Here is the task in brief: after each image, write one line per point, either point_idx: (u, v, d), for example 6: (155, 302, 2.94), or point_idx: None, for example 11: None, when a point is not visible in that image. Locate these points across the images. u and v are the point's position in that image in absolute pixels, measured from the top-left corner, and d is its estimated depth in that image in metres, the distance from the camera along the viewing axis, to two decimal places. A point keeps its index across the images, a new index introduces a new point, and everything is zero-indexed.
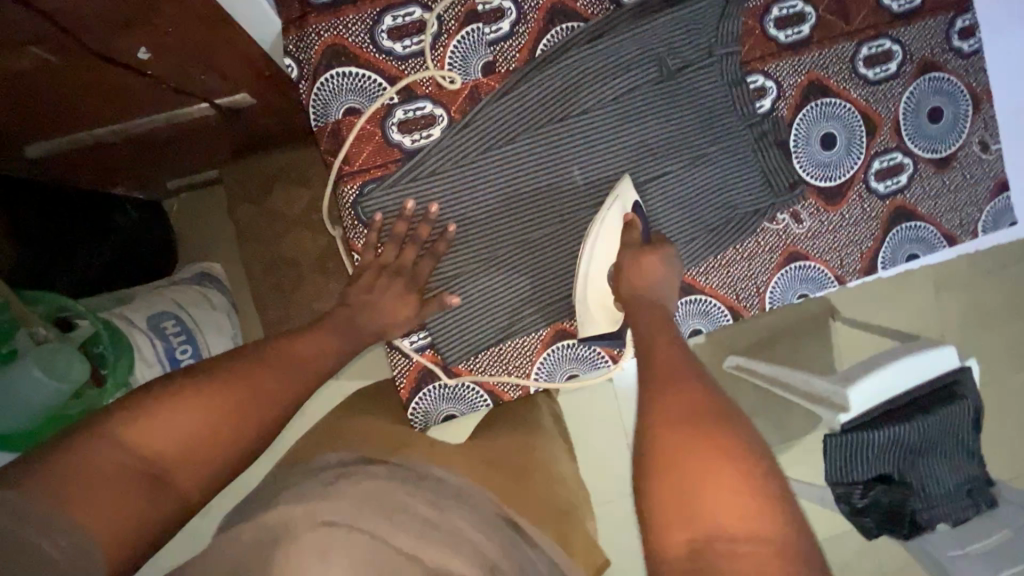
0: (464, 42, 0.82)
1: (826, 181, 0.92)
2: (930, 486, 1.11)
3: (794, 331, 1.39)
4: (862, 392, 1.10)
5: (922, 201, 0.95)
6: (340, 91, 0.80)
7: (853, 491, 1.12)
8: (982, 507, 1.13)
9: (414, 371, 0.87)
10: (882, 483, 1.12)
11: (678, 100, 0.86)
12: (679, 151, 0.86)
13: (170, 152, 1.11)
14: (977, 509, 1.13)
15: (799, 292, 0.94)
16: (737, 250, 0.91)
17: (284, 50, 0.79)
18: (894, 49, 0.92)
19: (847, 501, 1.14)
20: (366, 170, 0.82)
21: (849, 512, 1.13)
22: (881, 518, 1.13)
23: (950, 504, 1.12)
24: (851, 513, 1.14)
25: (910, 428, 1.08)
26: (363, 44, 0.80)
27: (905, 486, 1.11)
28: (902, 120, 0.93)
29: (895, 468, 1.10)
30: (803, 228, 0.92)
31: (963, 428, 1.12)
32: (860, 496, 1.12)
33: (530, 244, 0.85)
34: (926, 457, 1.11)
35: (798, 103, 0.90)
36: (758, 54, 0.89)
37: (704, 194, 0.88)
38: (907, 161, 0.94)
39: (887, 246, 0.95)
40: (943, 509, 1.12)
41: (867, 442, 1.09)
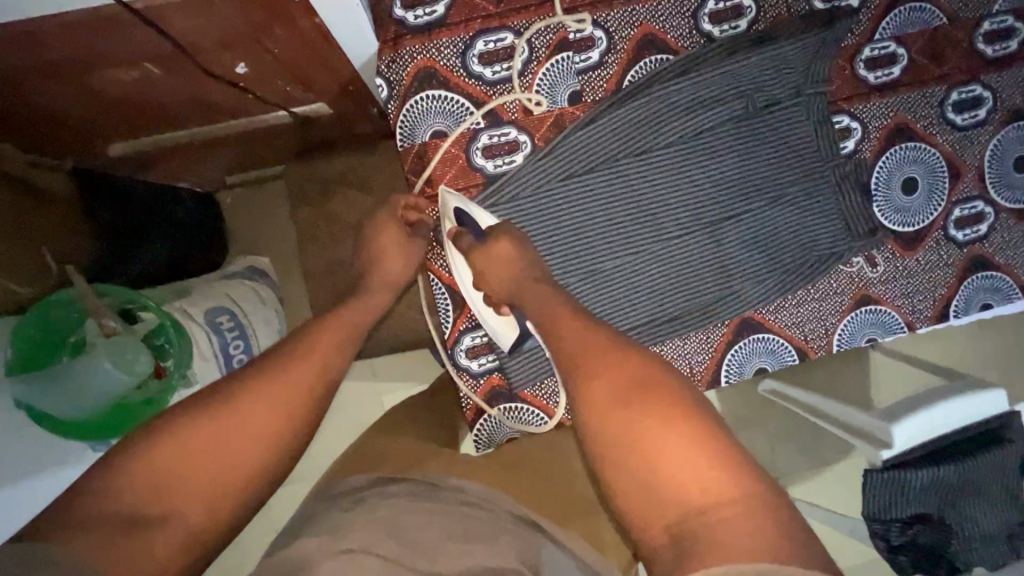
0: (553, 70, 0.82)
1: (903, 227, 0.91)
2: (969, 528, 1.09)
3: (835, 359, 1.38)
4: (907, 429, 1.08)
5: (1000, 250, 0.93)
6: (428, 113, 0.81)
7: (890, 529, 1.11)
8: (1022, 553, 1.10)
9: (481, 393, 0.88)
10: (922, 523, 1.10)
11: (762, 138, 0.85)
12: (758, 191, 0.86)
13: (241, 152, 1.13)
14: (1016, 554, 1.10)
15: (867, 336, 0.92)
16: (808, 291, 0.90)
17: (376, 70, 0.80)
18: (985, 95, 0.90)
19: (884, 538, 1.13)
20: (447, 192, 0.83)
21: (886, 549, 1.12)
22: (916, 557, 1.12)
23: (990, 548, 1.10)
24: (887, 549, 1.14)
25: (951, 470, 1.07)
26: (454, 68, 0.80)
27: (945, 527, 1.09)
28: (986, 168, 0.91)
29: (936, 509, 1.08)
30: (877, 271, 0.91)
31: (1005, 471, 1.10)
32: (898, 534, 1.11)
33: (603, 273, 0.85)
34: (967, 499, 1.09)
35: (883, 145, 0.89)
36: (846, 94, 0.88)
37: (781, 234, 0.87)
38: (988, 210, 0.92)
39: (961, 295, 0.93)
40: (982, 553, 1.09)
41: (907, 480, 1.07)
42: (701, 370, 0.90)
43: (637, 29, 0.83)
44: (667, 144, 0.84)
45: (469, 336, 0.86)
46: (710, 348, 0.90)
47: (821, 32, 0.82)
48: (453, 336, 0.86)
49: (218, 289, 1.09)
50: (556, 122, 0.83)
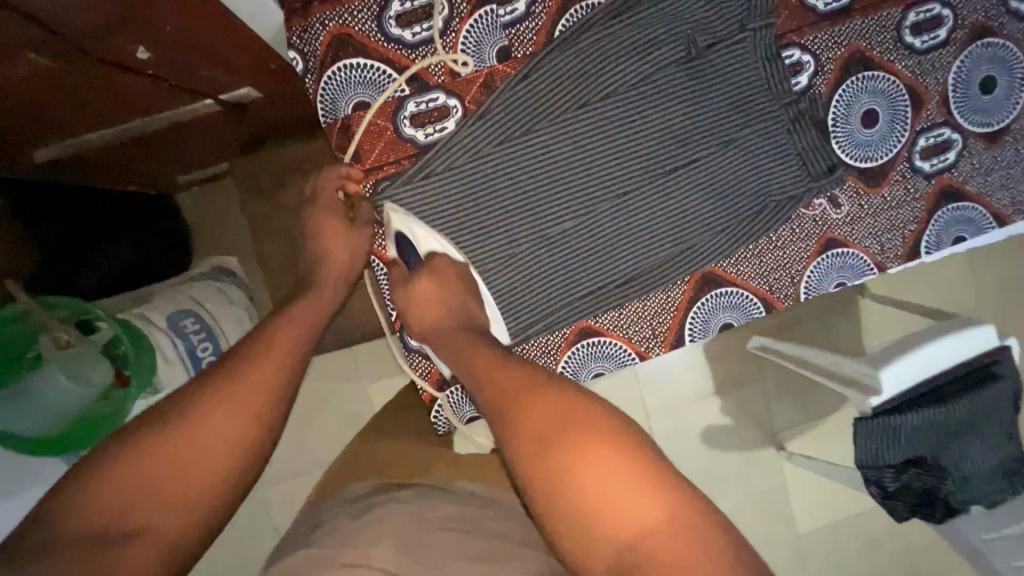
0: (477, 26, 0.76)
1: (866, 162, 0.86)
2: (964, 469, 1.06)
3: (819, 310, 1.34)
4: (897, 374, 1.05)
5: (971, 178, 0.89)
6: (348, 85, 0.75)
7: (883, 476, 1.07)
8: (1019, 488, 1.08)
9: (437, 372, 0.84)
10: (916, 467, 1.07)
11: (708, 80, 0.80)
12: (709, 135, 0.81)
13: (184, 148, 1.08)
14: (1013, 491, 1.08)
15: (836, 281, 0.89)
16: (771, 239, 0.86)
17: (287, 42, 0.74)
18: (944, 14, 0.84)
19: (879, 485, 1.09)
20: (378, 167, 0.78)
21: (882, 495, 1.08)
22: (914, 502, 1.09)
23: (986, 487, 1.07)
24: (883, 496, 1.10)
25: (945, 411, 1.03)
26: (370, 33, 0.74)
27: (938, 470, 1.06)
28: (950, 92, 0.86)
29: (931, 452, 1.06)
30: (841, 212, 0.87)
31: (1001, 410, 1.07)
32: (892, 480, 1.07)
33: (550, 240, 0.81)
34: (962, 441, 1.06)
35: (838, 78, 0.83)
36: (795, 25, 0.82)
37: (737, 179, 0.82)
38: (955, 137, 0.87)
39: (933, 228, 0.89)
40: (978, 492, 1.07)
41: (900, 426, 1.04)
42: (665, 331, 0.86)
43: None
44: (607, 95, 0.79)
45: None
46: (672, 307, 0.86)
47: None
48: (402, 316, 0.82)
49: (181, 292, 1.04)
50: (486, 82, 0.78)
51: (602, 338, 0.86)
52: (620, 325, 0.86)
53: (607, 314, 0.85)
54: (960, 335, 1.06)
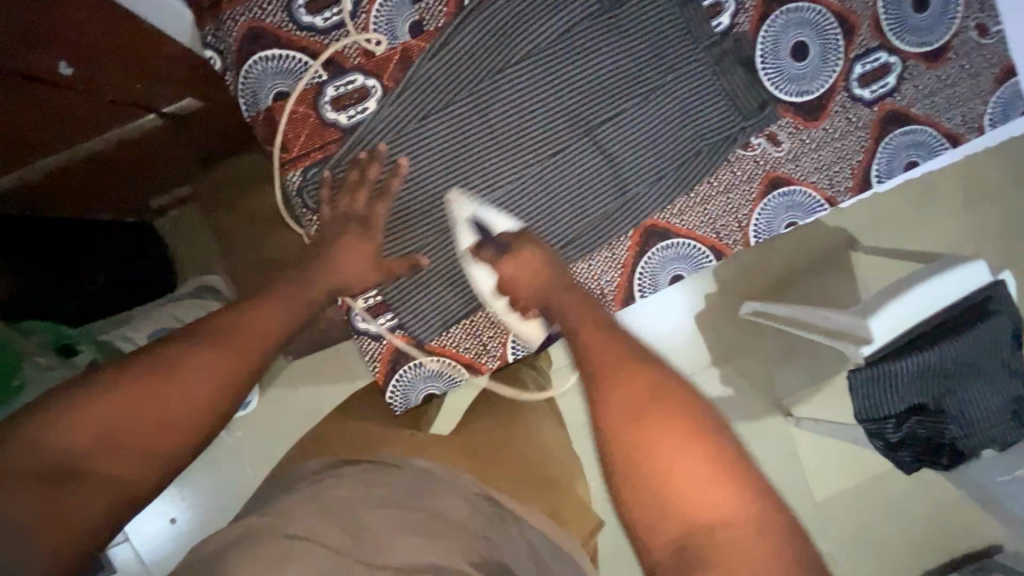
0: (386, 4, 0.77)
1: (802, 97, 0.84)
2: (970, 412, 0.95)
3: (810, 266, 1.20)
4: (889, 320, 0.94)
5: (915, 101, 0.86)
6: (266, 76, 0.76)
7: (885, 427, 0.96)
8: None
9: (387, 354, 0.83)
10: (917, 415, 0.96)
11: (622, 32, 0.79)
12: (633, 86, 0.80)
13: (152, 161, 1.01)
14: None
15: (786, 221, 0.86)
16: (712, 184, 0.84)
17: (202, 41, 0.75)
18: None
19: (882, 438, 0.98)
20: (305, 154, 0.78)
21: (885, 448, 0.98)
22: (919, 451, 0.98)
23: (996, 428, 0.96)
24: (886, 449, 1.00)
25: (941, 351, 0.92)
26: (283, 23, 0.76)
27: (941, 415, 0.95)
28: (882, 15, 0.84)
29: (930, 397, 0.94)
30: (782, 150, 0.85)
31: (1001, 345, 0.94)
32: (894, 431, 0.96)
33: (484, 208, 0.81)
34: (964, 381, 0.94)
35: (761, 13, 0.82)
36: None
37: (668, 125, 0.81)
38: (893, 60, 0.85)
39: (882, 155, 0.86)
40: (988, 435, 0.96)
41: (894, 374, 0.92)
42: (614, 290, 0.85)
43: None
44: (522, 58, 0.79)
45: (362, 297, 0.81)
46: (619, 265, 0.84)
47: None
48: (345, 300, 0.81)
49: (164, 313, 0.99)
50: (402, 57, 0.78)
51: None
52: None
53: None
54: (953, 275, 0.95)
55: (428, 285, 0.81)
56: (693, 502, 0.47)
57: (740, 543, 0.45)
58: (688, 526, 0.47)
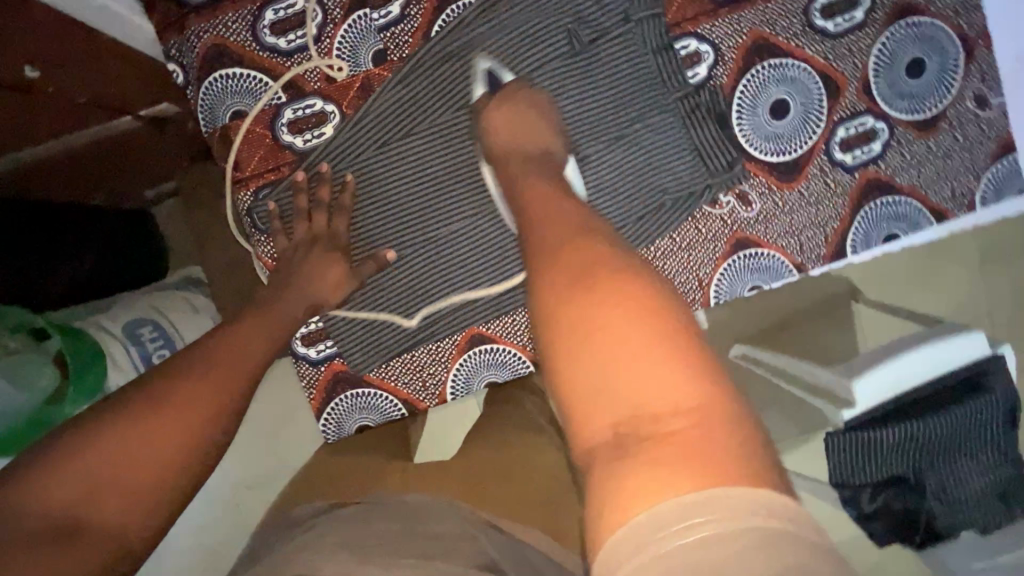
0: (351, 31, 0.76)
1: (778, 156, 0.80)
2: (952, 489, 0.81)
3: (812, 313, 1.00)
4: (875, 383, 0.79)
5: (900, 170, 0.81)
6: (226, 94, 0.76)
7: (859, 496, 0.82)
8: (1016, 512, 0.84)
9: (324, 381, 0.81)
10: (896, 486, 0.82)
11: (591, 75, 0.76)
12: (602, 130, 0.77)
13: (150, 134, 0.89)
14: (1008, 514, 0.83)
15: (750, 284, 0.82)
16: (674, 240, 0.81)
17: (166, 54, 0.76)
18: None
19: (853, 505, 0.84)
20: (259, 174, 0.78)
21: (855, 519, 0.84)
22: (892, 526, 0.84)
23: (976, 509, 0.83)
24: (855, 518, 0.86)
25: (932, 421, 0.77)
26: (246, 43, 0.75)
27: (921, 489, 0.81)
28: (871, 78, 0.79)
29: (913, 469, 0.80)
30: (753, 210, 0.81)
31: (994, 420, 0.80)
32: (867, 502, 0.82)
33: (436, 242, 0.78)
34: (951, 456, 0.80)
35: (740, 68, 0.78)
36: (688, 14, 0.77)
37: (634, 174, 0.78)
38: (880, 126, 0.80)
39: (859, 226, 0.81)
40: (969, 515, 0.83)
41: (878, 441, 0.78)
42: None
43: None
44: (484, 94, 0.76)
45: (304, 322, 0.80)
46: None
47: None
48: None
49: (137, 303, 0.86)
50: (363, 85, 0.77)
51: (495, 346, 0.82)
52: (514, 333, 0.82)
53: (499, 321, 0.81)
54: (944, 346, 0.79)
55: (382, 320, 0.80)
56: (642, 389, 0.37)
57: (690, 432, 0.35)
58: (637, 418, 0.37)
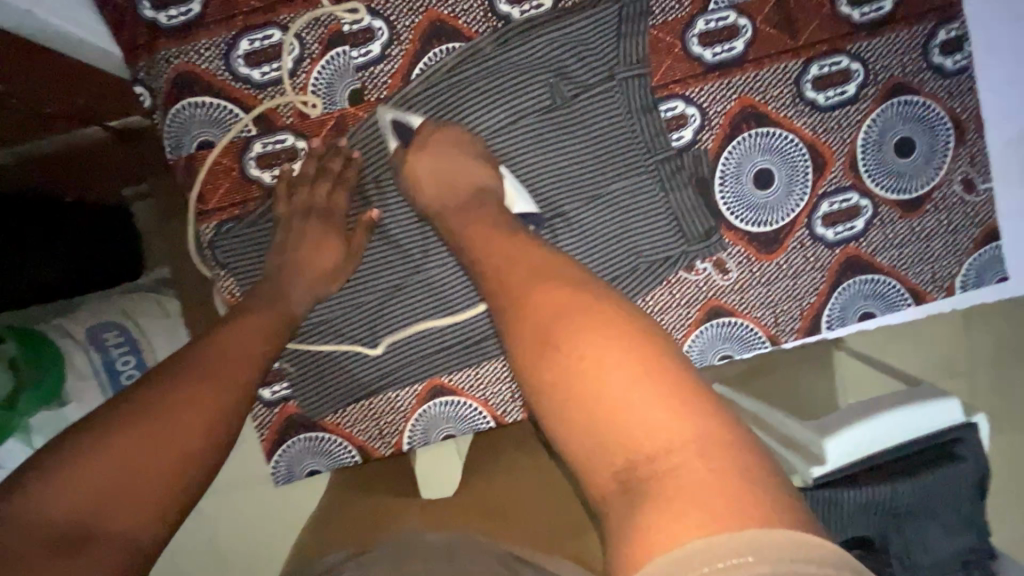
0: (328, 68, 0.73)
1: (759, 226, 0.78)
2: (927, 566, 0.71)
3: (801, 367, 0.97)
4: (845, 440, 0.73)
5: (881, 250, 0.79)
6: (193, 122, 0.73)
7: None
8: None
9: (277, 423, 0.79)
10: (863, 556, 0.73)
11: (570, 132, 0.74)
12: (580, 188, 0.75)
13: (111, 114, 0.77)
14: None
15: (720, 353, 0.81)
16: (647, 303, 0.79)
17: (133, 77, 0.72)
18: (853, 68, 0.76)
19: None
20: (223, 207, 0.75)
21: None
22: None
23: None
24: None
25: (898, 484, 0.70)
26: (218, 71, 0.72)
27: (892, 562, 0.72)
28: (859, 154, 0.77)
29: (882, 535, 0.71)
30: (729, 279, 0.79)
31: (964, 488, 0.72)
32: None
33: (404, 290, 0.76)
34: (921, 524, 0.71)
35: (726, 134, 0.76)
36: (678, 76, 0.75)
37: (609, 235, 0.76)
38: (864, 203, 0.78)
39: (835, 302, 0.80)
40: None
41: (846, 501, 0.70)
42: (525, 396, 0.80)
43: (422, 15, 0.73)
44: None
45: None
46: None
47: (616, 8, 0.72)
48: None
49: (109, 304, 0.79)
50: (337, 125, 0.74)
51: (455, 398, 0.80)
52: (477, 386, 0.80)
53: (461, 373, 0.79)
54: (906, 415, 0.74)
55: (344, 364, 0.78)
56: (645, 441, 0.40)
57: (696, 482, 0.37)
58: (633, 460, 0.40)
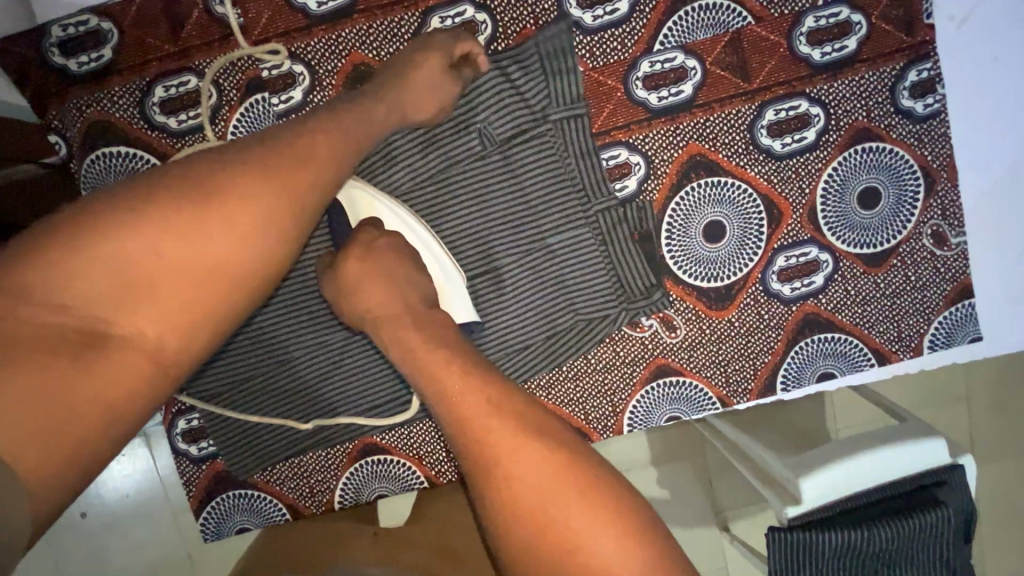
0: (248, 115, 0.69)
1: (710, 281, 0.73)
2: None
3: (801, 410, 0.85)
4: (826, 482, 0.66)
5: (842, 306, 0.74)
6: (109, 173, 0.70)
7: None
8: None
9: (205, 479, 0.77)
10: None
11: (502, 182, 0.69)
12: (512, 241, 0.70)
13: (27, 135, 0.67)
14: None
15: (668, 413, 0.76)
16: (588, 361, 0.75)
17: (45, 126, 0.69)
18: (813, 112, 0.70)
19: None
20: None
21: None
22: None
23: None
24: None
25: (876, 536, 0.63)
26: (133, 120, 0.69)
27: None
28: (819, 206, 0.72)
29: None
30: (678, 336, 0.74)
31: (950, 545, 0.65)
32: None
33: (326, 347, 0.72)
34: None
35: (673, 184, 0.71)
36: (620, 122, 0.70)
37: (544, 292, 0.71)
38: (824, 257, 0.73)
39: (792, 362, 0.75)
40: None
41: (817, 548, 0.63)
42: (460, 456, 0.77)
43: (346, 59, 0.68)
44: (390, 195, 0.69)
45: (185, 418, 0.76)
46: None
47: (549, 52, 0.68)
48: (168, 417, 0.76)
49: None
50: (357, 105, 0.61)
51: (388, 457, 0.77)
52: (410, 445, 0.77)
53: (393, 432, 0.77)
54: (897, 450, 0.67)
55: (250, 408, 0.74)
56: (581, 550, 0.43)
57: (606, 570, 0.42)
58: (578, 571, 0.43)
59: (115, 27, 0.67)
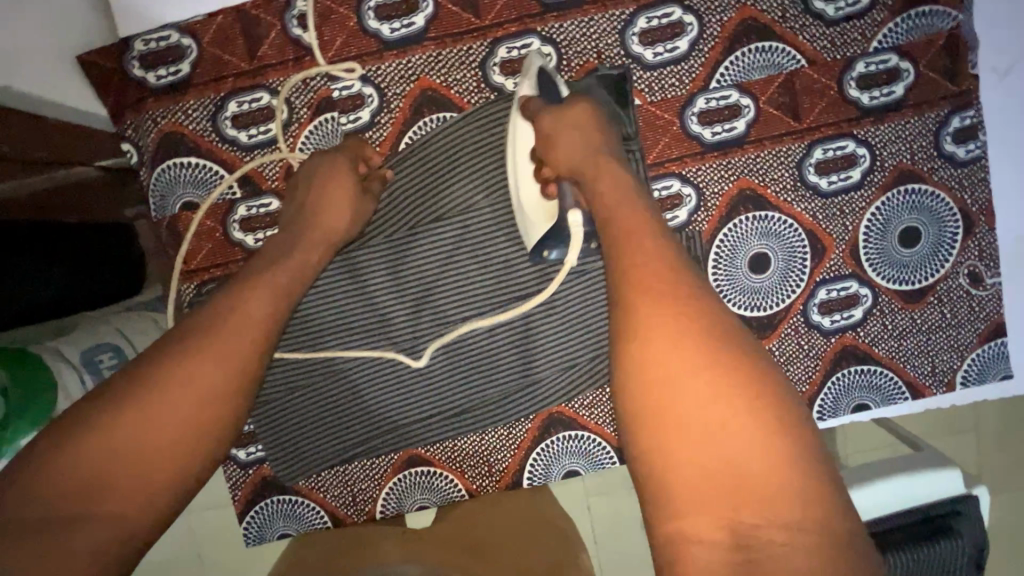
0: (316, 133, 0.72)
1: (753, 310, 0.76)
2: None
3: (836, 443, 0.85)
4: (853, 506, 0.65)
5: (880, 340, 0.76)
6: (178, 182, 0.72)
7: None
8: None
9: (250, 485, 0.79)
10: None
11: None
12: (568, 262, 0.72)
13: None
14: None
15: None
16: None
17: (119, 135, 0.72)
18: (859, 153, 0.73)
19: None
20: (204, 268, 0.74)
21: None
22: None
23: None
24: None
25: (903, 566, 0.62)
26: (205, 132, 0.71)
27: None
28: (861, 242, 0.74)
29: None
30: None
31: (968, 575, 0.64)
32: None
33: (381, 358, 0.74)
34: None
35: (722, 215, 0.74)
36: (674, 154, 0.73)
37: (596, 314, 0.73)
38: (864, 292, 0.75)
39: (829, 392, 0.77)
40: None
41: None
42: (502, 471, 0.79)
43: (414, 84, 0.71)
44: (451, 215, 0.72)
45: None
46: (514, 446, 0.79)
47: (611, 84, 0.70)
48: None
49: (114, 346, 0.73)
50: None
51: (432, 469, 0.79)
52: (455, 458, 0.79)
53: (438, 444, 0.78)
54: (914, 479, 0.66)
55: (297, 407, 0.75)
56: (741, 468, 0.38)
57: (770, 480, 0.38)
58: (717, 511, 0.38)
59: (194, 43, 0.70)
